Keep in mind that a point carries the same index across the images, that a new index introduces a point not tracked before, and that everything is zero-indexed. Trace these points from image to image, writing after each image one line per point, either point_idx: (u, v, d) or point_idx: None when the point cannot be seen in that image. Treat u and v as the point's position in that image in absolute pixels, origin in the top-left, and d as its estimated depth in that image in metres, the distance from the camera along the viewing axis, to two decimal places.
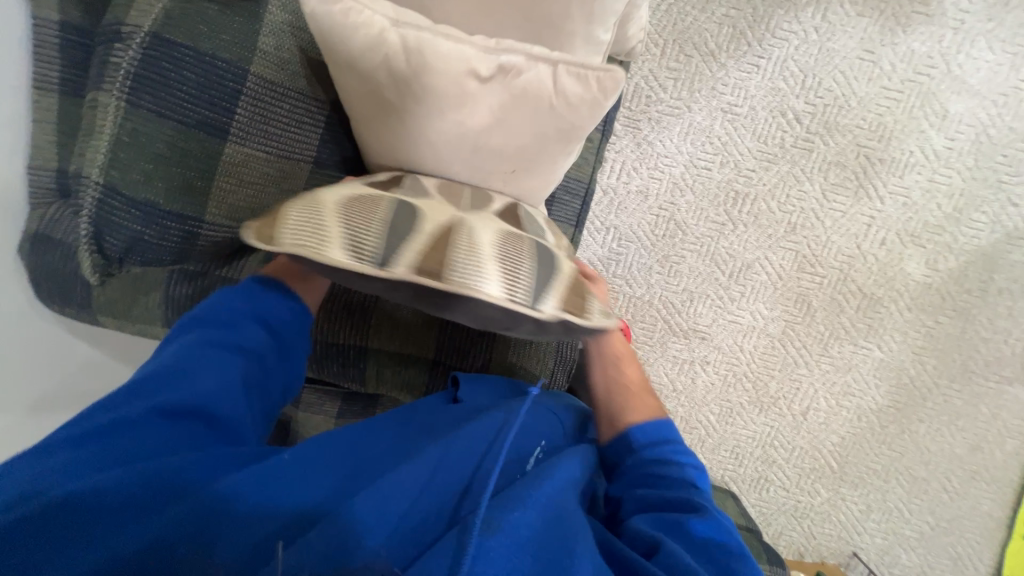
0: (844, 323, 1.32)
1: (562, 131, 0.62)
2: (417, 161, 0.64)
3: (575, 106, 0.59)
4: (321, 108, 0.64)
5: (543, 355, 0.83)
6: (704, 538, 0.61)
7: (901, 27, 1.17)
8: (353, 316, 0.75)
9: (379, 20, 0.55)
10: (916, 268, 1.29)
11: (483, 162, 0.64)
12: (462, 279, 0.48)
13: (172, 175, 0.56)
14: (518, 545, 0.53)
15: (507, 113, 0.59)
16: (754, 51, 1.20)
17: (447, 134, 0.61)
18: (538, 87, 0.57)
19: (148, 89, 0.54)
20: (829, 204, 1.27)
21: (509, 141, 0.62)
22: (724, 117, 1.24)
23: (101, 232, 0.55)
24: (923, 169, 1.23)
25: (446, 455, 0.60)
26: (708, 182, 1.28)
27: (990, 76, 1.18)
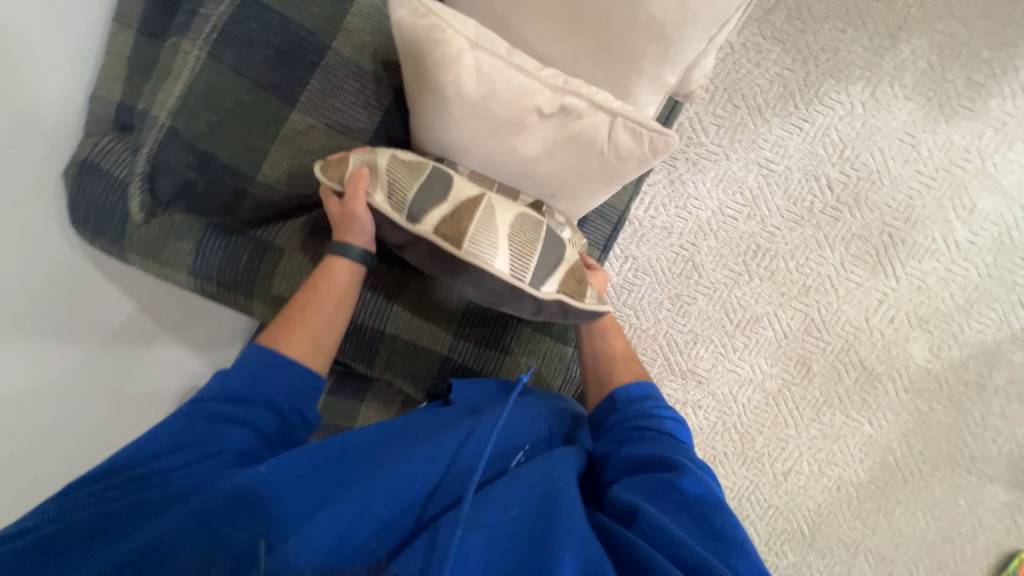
0: (839, 392, 1.34)
1: (606, 175, 0.62)
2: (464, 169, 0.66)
3: (623, 159, 0.60)
4: (388, 93, 0.66)
5: (552, 369, 0.83)
6: (688, 495, 0.58)
7: (944, 117, 1.20)
8: (377, 299, 0.76)
9: (458, 40, 0.55)
10: (919, 351, 1.30)
11: (525, 185, 0.66)
12: (473, 253, 0.57)
13: (237, 131, 0.58)
14: (501, 540, 0.54)
15: (559, 150, 0.61)
16: (800, 113, 1.23)
17: (497, 154, 0.62)
18: (593, 134, 0.59)
19: (232, 45, 0.55)
20: (845, 274, 1.28)
21: (555, 174, 0.63)
22: (759, 171, 1.26)
23: (158, 172, 0.57)
24: (942, 257, 1.26)
25: (435, 456, 0.62)
26: (732, 231, 1.29)
27: (1022, 181, 1.21)
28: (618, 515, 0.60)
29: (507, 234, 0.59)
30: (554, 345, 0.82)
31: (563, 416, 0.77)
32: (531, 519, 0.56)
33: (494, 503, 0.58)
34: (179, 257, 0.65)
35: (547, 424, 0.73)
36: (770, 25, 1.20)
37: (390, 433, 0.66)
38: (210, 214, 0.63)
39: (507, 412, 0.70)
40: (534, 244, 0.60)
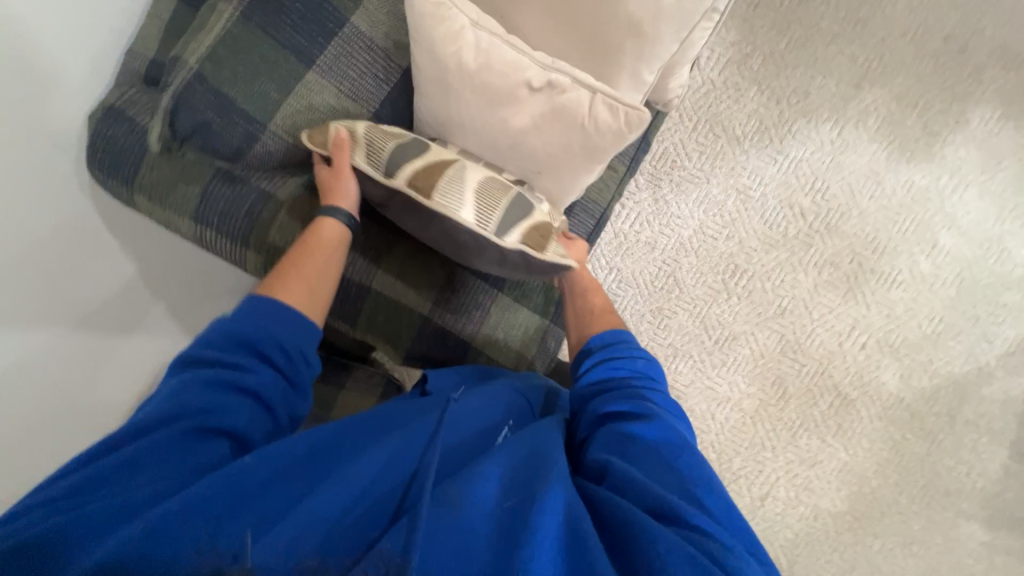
0: (815, 416, 1.35)
1: (588, 149, 0.68)
2: (458, 142, 0.71)
3: (601, 131, 0.65)
4: (398, 68, 0.73)
5: (528, 339, 0.84)
6: (655, 442, 0.63)
7: (905, 159, 1.31)
8: (365, 257, 0.80)
9: (462, 19, 0.64)
10: (891, 379, 1.34)
11: (514, 159, 0.71)
12: (441, 202, 0.63)
13: (255, 82, 0.66)
14: (482, 515, 0.54)
15: (546, 123, 0.67)
16: (774, 146, 1.33)
17: (485, 130, 0.69)
18: (575, 108, 0.65)
19: (263, 9, 0.65)
20: (817, 298, 1.34)
21: (542, 147, 0.68)
22: (737, 196, 1.35)
23: (179, 108, 0.65)
24: (909, 288, 1.32)
25: (409, 446, 0.62)
26: (711, 250, 1.36)
27: (978, 221, 1.30)
28: (594, 473, 0.64)
29: (473, 189, 0.64)
30: (532, 314, 0.85)
31: (542, 395, 0.79)
32: (510, 494, 0.57)
33: (475, 478, 0.58)
34: (185, 200, 0.70)
35: (524, 398, 0.76)
36: (747, 68, 1.34)
37: (370, 426, 0.67)
38: (221, 157, 0.70)
39: (481, 401, 0.71)
40: (500, 199, 0.65)
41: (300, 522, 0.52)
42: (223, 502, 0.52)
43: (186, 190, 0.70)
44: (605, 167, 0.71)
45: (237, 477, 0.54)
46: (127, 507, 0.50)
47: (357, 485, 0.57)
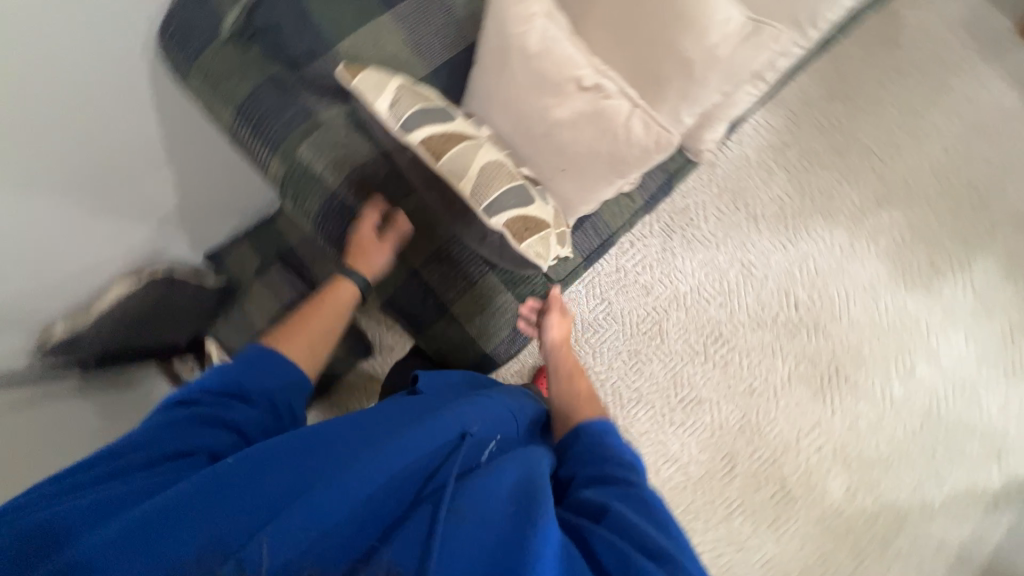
0: (754, 502, 1.35)
1: (613, 158, 0.71)
2: (498, 118, 0.75)
3: (631, 143, 0.70)
4: (463, 41, 0.79)
5: (501, 323, 0.84)
6: (650, 503, 0.58)
7: (904, 284, 1.36)
8: (380, 197, 0.79)
9: (537, 8, 0.70)
10: (836, 489, 1.34)
11: (543, 149, 0.74)
12: (445, 170, 0.66)
13: (334, 7, 0.74)
14: (489, 537, 0.50)
15: (583, 121, 0.71)
16: (787, 234, 1.38)
17: (526, 114, 0.73)
18: (614, 114, 0.70)
19: None
20: (787, 389, 1.36)
21: (572, 143, 0.72)
22: (740, 269, 1.39)
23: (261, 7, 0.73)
24: (876, 406, 1.34)
25: (402, 453, 0.57)
26: (702, 312, 1.39)
27: (957, 363, 1.34)
28: (584, 516, 0.58)
29: (479, 167, 0.66)
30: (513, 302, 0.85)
31: (532, 407, 0.76)
32: (512, 511, 0.52)
33: (475, 490, 0.54)
34: (234, 89, 0.75)
35: (519, 412, 0.72)
36: (783, 156, 1.40)
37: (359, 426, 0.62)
38: (279, 62, 0.76)
39: (473, 399, 0.68)
40: (499, 184, 0.67)
41: (295, 517, 0.49)
42: (211, 502, 0.49)
43: (238, 82, 0.76)
44: (624, 185, 0.74)
45: (222, 473, 0.51)
46: (110, 507, 0.49)
47: (346, 495, 0.52)
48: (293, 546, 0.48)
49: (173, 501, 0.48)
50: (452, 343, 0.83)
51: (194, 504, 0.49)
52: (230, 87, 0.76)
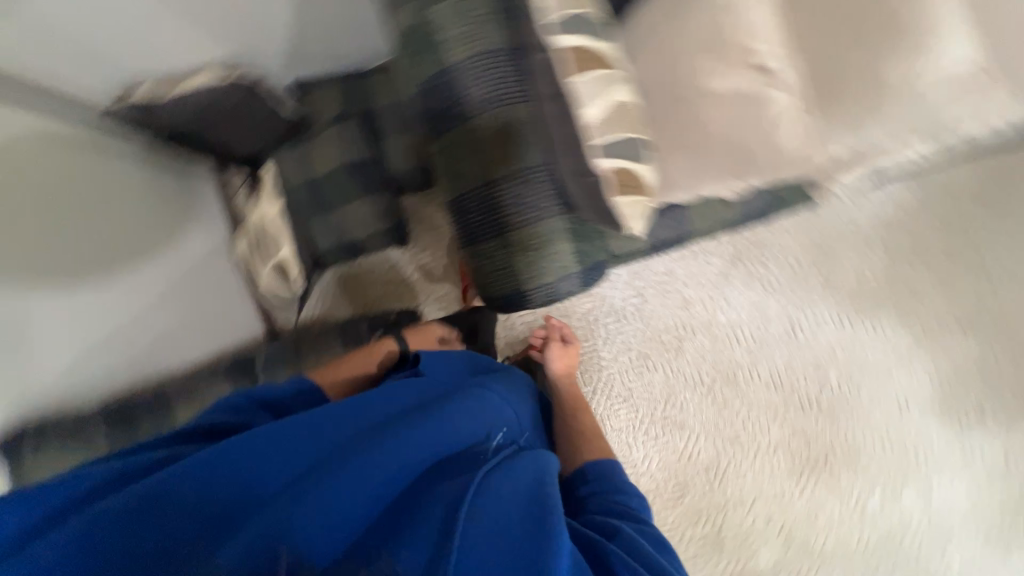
0: (685, 535, 1.37)
1: (744, 154, 0.65)
2: (646, 62, 0.69)
3: (776, 145, 0.64)
4: None
5: (545, 271, 0.75)
6: (655, 532, 0.69)
7: (939, 413, 1.28)
8: (487, 90, 0.69)
9: None
10: (766, 560, 1.35)
11: (675, 114, 0.67)
12: (566, 84, 0.61)
13: None
14: (500, 529, 0.57)
15: (735, 101, 0.64)
16: (850, 314, 1.30)
17: (675, 73, 0.66)
18: (772, 108, 0.63)
19: None
20: (769, 454, 1.34)
21: (711, 120, 0.65)
22: (785, 326, 1.33)
23: None
24: (844, 508, 1.32)
25: (407, 446, 0.64)
26: (726, 348, 1.35)
27: (946, 507, 1.29)
28: (602, 533, 0.67)
29: (601, 100, 0.62)
30: (569, 252, 0.75)
31: (524, 399, 0.83)
32: (518, 506, 0.60)
33: (486, 489, 0.61)
34: None
35: (516, 406, 0.78)
36: (893, 235, 1.29)
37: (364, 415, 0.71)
38: None
39: (475, 395, 0.73)
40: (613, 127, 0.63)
41: (321, 503, 0.58)
42: (255, 495, 0.60)
43: None
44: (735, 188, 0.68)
45: (252, 462, 0.62)
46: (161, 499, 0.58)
47: (360, 483, 0.61)
48: (325, 529, 0.58)
49: (224, 483, 0.60)
50: (490, 268, 0.77)
51: (235, 490, 0.60)
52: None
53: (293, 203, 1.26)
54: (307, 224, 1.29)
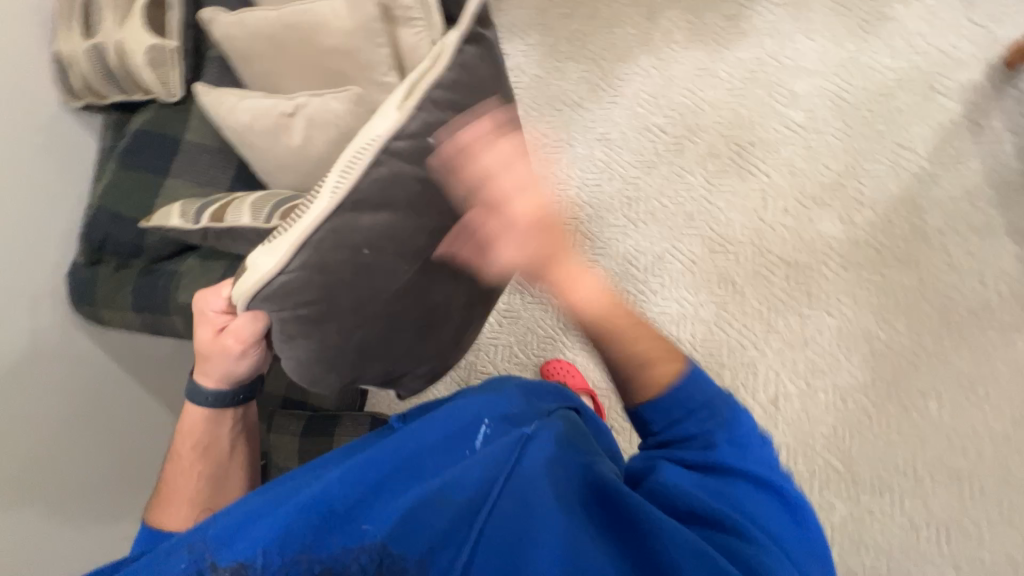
0: (778, 295, 1.27)
1: (348, 98, 0.87)
2: (267, 140, 0.90)
3: (356, 68, 0.89)
4: (219, 145, 1.00)
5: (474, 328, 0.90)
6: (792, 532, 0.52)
7: (724, 46, 1.42)
8: None
9: (230, 101, 0.90)
10: (832, 227, 1.28)
11: (306, 135, 0.88)
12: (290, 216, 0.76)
13: (141, 197, 0.97)
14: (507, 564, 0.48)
15: (310, 125, 0.87)
16: (610, 93, 1.46)
17: (266, 21, 0.90)
18: (320, 108, 0.87)
19: (129, 158, 0.99)
20: (716, 188, 1.35)
21: (324, 124, 0.87)
22: (600, 144, 1.44)
23: (90, 229, 0.97)
24: (795, 140, 1.34)
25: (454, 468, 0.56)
26: (601, 195, 1.40)
27: (821, 57, 1.37)
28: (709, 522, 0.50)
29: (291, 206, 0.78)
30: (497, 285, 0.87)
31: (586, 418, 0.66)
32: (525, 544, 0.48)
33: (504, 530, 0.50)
34: (123, 279, 0.98)
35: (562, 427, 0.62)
36: (558, 38, 1.52)
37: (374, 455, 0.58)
38: (144, 252, 0.98)
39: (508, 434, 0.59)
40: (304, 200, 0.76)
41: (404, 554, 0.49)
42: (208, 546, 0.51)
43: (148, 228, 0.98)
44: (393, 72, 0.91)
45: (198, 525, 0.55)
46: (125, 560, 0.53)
47: (364, 513, 0.52)
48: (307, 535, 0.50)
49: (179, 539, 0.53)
50: None
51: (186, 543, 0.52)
52: (116, 313, 0.98)
53: (385, 186, 0.62)
54: (432, 270, 0.72)
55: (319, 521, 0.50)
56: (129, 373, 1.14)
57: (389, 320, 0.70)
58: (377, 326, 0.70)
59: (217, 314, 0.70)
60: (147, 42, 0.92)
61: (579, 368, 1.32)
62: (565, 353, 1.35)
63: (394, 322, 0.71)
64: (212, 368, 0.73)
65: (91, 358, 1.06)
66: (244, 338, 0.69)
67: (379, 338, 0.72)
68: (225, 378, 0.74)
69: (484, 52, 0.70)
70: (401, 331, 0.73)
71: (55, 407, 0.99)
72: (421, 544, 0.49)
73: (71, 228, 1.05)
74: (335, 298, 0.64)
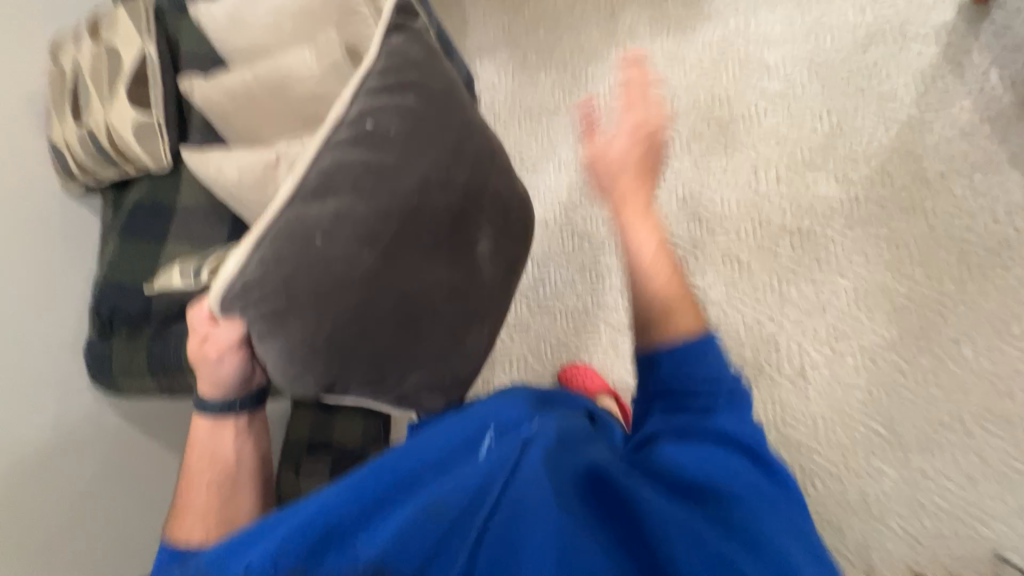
0: (787, 265, 1.24)
1: None
2: (256, 190, 0.92)
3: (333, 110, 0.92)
4: (213, 203, 1.03)
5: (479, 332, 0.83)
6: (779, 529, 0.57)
7: (690, 30, 1.44)
8: None
9: (217, 160, 0.93)
10: (829, 189, 1.26)
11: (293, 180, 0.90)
12: None
13: (145, 264, 1.00)
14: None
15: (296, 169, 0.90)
16: (585, 94, 1.47)
17: (242, 80, 0.94)
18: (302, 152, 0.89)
19: (130, 230, 1.02)
20: (705, 169, 1.34)
21: None
22: (583, 144, 1.44)
23: (100, 302, 1.00)
24: (777, 109, 1.33)
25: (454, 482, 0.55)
26: (591, 193, 1.40)
27: (787, 25, 1.37)
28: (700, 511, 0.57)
29: None
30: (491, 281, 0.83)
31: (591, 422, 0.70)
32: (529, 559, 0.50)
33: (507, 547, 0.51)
34: (136, 346, 1.00)
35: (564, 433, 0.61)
36: (525, 51, 1.54)
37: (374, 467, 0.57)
38: (153, 316, 1.00)
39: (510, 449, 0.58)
40: None
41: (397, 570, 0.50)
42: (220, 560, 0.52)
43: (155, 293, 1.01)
44: None
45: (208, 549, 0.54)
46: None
47: (362, 527, 0.52)
48: (304, 550, 0.50)
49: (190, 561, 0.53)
50: None
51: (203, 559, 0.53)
52: (133, 382, 1.00)
53: (327, 173, 0.67)
54: (400, 257, 0.71)
55: (319, 536, 0.51)
56: (151, 442, 1.13)
57: (361, 307, 0.68)
58: (346, 310, 0.67)
59: (201, 323, 0.69)
60: (134, 118, 0.97)
61: (597, 368, 1.31)
62: (582, 356, 1.33)
63: (369, 309, 0.69)
64: (204, 377, 0.73)
65: (111, 430, 1.06)
66: (231, 345, 0.70)
67: (360, 330, 0.69)
68: (221, 383, 0.74)
69: (413, 37, 0.79)
70: (380, 319, 0.70)
71: (72, 486, 0.98)
72: (416, 558, 0.50)
73: (82, 304, 1.08)
74: (293, 284, 0.65)
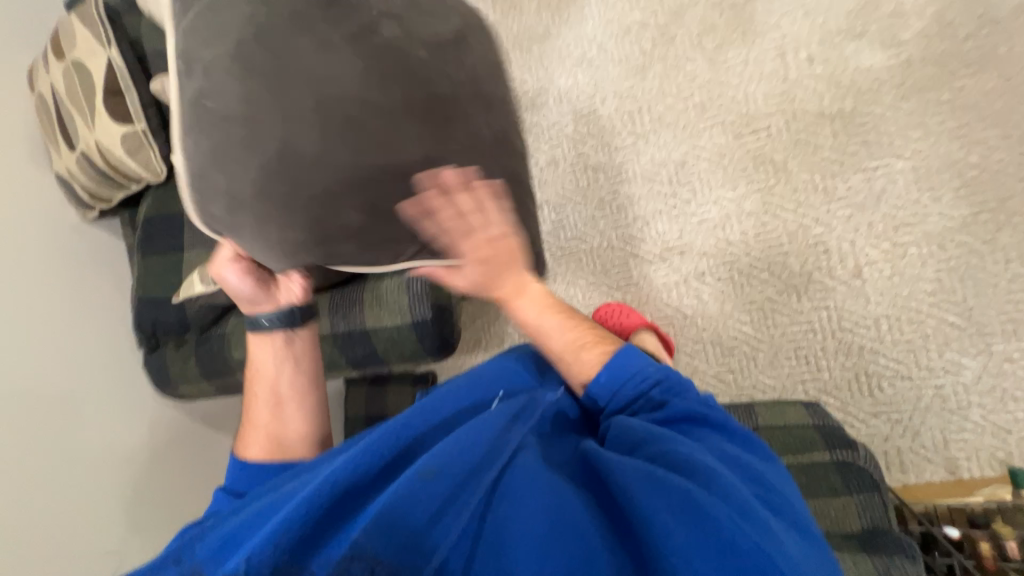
0: (830, 158, 1.11)
1: None
2: None
3: None
4: None
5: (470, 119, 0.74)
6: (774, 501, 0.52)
7: None
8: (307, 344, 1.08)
9: None
10: (874, 58, 1.08)
11: None
12: None
13: (171, 276, 1.03)
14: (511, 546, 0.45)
15: None
16: (575, 8, 1.31)
17: None
18: None
19: (149, 245, 1.05)
20: (724, 66, 1.18)
21: None
22: (582, 67, 1.30)
23: (140, 318, 1.05)
24: None
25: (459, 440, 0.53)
26: (599, 120, 1.28)
27: None
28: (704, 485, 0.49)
29: None
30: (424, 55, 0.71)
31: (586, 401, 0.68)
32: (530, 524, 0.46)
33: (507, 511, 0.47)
34: (183, 353, 1.05)
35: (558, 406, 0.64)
36: None
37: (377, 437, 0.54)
38: (192, 322, 1.05)
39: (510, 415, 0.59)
40: None
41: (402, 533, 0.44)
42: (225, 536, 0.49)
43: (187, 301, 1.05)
44: None
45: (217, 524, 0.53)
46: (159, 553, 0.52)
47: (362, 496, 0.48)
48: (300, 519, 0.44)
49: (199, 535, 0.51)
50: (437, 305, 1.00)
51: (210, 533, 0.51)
52: (190, 386, 1.06)
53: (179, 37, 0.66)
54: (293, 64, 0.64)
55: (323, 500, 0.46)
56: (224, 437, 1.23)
57: (287, 139, 0.64)
58: (277, 147, 0.64)
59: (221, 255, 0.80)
60: (119, 132, 0.95)
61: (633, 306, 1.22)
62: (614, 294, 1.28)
63: (304, 128, 0.64)
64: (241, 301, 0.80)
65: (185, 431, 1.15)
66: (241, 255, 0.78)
67: (319, 166, 0.65)
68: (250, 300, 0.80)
69: None
70: (325, 141, 0.65)
71: (174, 482, 1.10)
72: (422, 519, 0.45)
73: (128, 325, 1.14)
74: (224, 148, 0.65)
